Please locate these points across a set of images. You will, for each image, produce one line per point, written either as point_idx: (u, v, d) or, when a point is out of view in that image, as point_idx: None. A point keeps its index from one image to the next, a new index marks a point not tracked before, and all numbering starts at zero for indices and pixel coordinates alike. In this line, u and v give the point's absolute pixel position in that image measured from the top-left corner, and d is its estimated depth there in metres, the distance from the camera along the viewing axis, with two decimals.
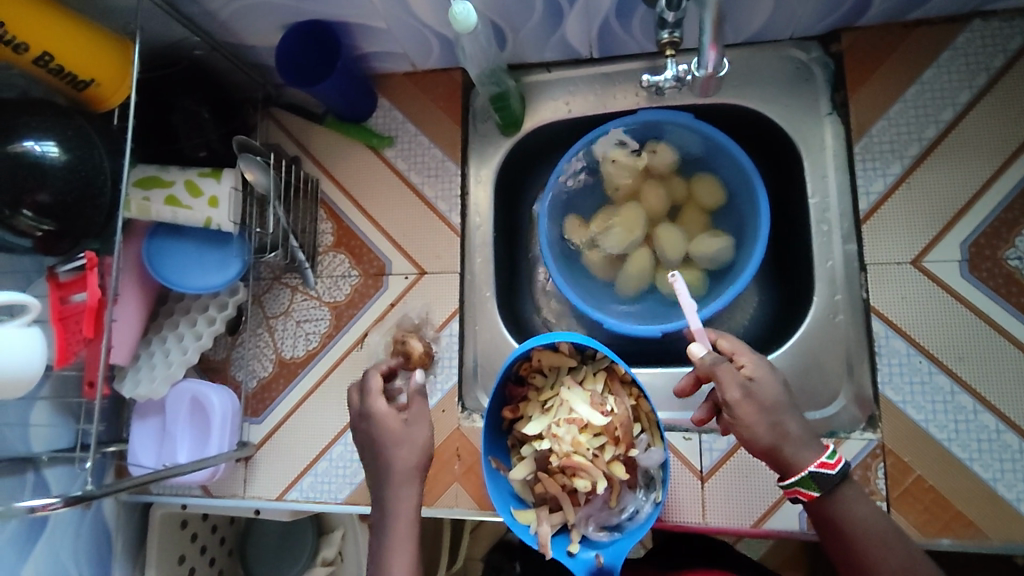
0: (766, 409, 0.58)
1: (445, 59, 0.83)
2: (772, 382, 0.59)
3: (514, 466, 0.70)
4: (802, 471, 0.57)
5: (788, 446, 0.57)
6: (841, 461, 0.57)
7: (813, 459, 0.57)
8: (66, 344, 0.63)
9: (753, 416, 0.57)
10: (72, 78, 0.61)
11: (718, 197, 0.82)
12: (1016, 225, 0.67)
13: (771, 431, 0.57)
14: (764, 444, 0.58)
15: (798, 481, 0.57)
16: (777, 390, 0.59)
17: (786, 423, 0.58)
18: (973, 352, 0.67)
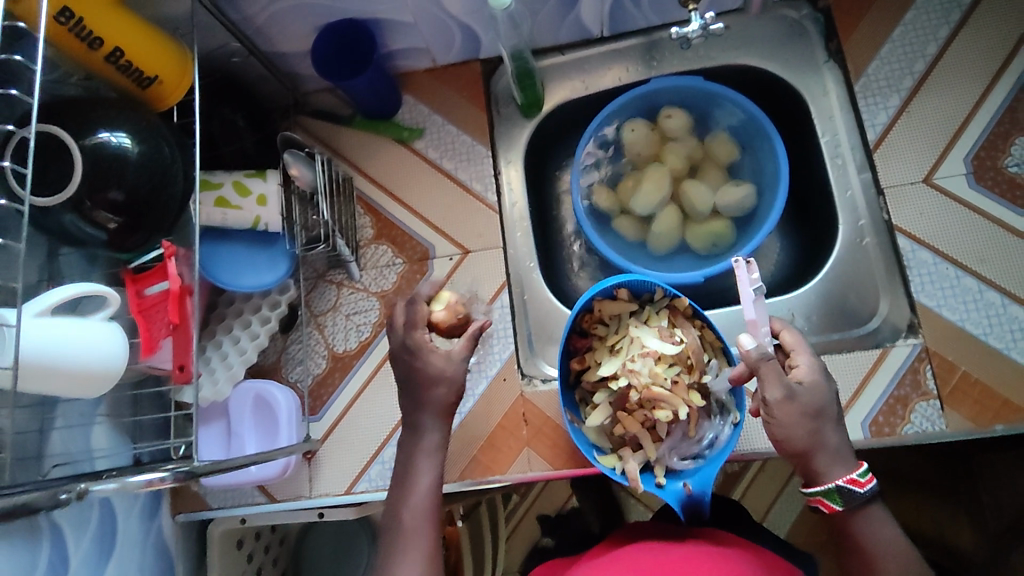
0: (809, 416, 0.60)
1: (467, 50, 0.89)
2: (819, 391, 0.62)
3: (588, 416, 0.72)
4: (826, 485, 0.60)
5: (818, 459, 0.60)
6: (871, 481, 0.60)
7: (844, 475, 0.60)
8: (150, 336, 0.63)
9: (794, 418, 0.60)
10: (138, 74, 0.64)
11: (733, 151, 0.89)
12: (1009, 135, 0.76)
13: (807, 434, 0.60)
14: (796, 448, 0.61)
15: (820, 493, 0.61)
16: (823, 399, 0.61)
17: (824, 433, 0.61)
18: (991, 253, 0.74)
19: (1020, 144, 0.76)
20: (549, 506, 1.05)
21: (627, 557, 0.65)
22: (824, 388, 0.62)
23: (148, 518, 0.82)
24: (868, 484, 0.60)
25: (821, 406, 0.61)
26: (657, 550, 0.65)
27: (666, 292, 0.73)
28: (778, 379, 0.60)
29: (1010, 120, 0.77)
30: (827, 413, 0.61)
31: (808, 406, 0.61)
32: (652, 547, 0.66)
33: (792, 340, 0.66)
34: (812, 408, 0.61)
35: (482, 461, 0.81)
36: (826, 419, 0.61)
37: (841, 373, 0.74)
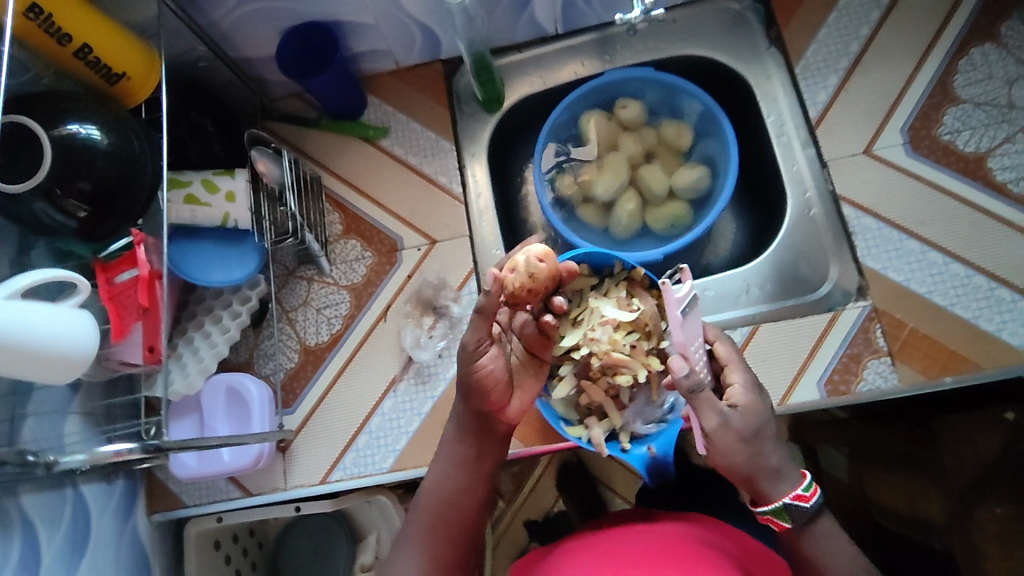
0: (748, 441, 0.62)
1: (427, 51, 0.92)
2: (755, 413, 0.63)
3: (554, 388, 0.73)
4: (773, 502, 0.62)
5: (763, 480, 0.62)
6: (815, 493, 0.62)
7: (789, 492, 0.62)
8: (120, 321, 0.65)
9: (732, 445, 0.62)
10: (107, 70, 0.66)
11: (687, 137, 0.93)
12: (940, 107, 0.81)
13: (747, 459, 0.62)
14: (742, 473, 0.62)
15: (768, 510, 0.63)
16: (759, 418, 0.63)
17: (767, 455, 0.62)
18: (930, 216, 0.78)
19: (951, 114, 0.80)
20: (535, 510, 0.99)
21: (606, 546, 0.64)
22: (760, 408, 0.64)
23: (123, 517, 0.82)
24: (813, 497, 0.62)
25: (758, 428, 0.62)
26: (636, 538, 0.65)
27: (625, 265, 0.75)
28: (712, 408, 0.61)
29: (940, 93, 0.81)
30: (766, 435, 0.63)
31: (744, 431, 0.62)
32: (630, 536, 0.65)
33: (726, 352, 0.69)
34: (750, 432, 0.62)
35: None
36: (768, 440, 0.63)
37: (796, 338, 0.77)
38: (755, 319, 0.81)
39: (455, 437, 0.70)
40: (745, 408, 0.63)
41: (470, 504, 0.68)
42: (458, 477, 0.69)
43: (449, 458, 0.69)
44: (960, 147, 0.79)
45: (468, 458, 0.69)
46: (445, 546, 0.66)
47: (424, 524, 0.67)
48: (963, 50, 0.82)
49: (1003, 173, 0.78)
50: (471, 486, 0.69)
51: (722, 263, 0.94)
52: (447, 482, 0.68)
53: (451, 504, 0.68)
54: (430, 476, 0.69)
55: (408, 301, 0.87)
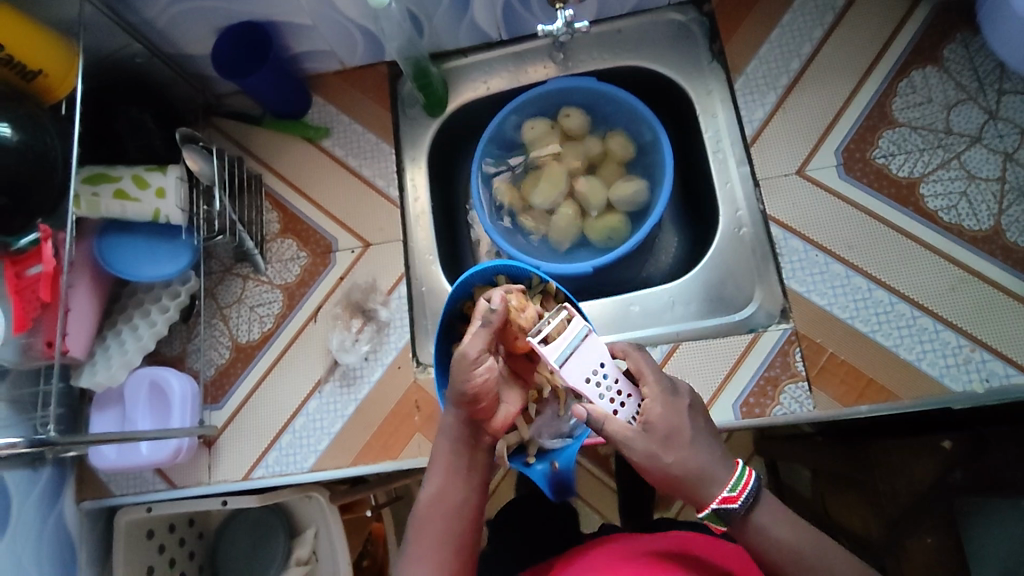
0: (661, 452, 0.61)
1: (371, 53, 0.92)
2: (665, 421, 0.62)
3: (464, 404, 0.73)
4: (704, 509, 0.60)
5: (690, 486, 0.60)
6: (743, 492, 0.59)
7: (717, 495, 0.60)
8: (23, 313, 0.66)
9: (646, 464, 0.61)
10: (22, 68, 0.67)
11: (629, 149, 0.91)
12: (876, 129, 0.79)
13: (665, 471, 0.61)
14: (668, 485, 0.61)
15: (705, 516, 0.61)
16: (672, 425, 0.62)
17: (687, 459, 0.60)
18: (857, 240, 0.77)
19: (887, 137, 0.79)
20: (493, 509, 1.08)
21: (592, 569, 0.62)
22: (672, 414, 0.62)
23: (48, 505, 0.84)
24: (742, 496, 0.60)
25: (670, 435, 0.61)
26: (625, 558, 0.62)
27: (541, 278, 0.75)
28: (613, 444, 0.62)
29: (878, 114, 0.80)
30: (681, 439, 0.61)
31: (654, 446, 0.61)
32: (619, 556, 0.63)
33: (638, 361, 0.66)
34: (661, 443, 0.61)
35: (375, 445, 0.83)
36: (687, 444, 0.61)
37: (715, 357, 0.77)
38: (678, 336, 0.81)
39: (449, 449, 0.68)
40: (656, 420, 0.62)
41: (467, 518, 0.66)
42: (454, 489, 0.66)
43: (442, 469, 0.67)
44: (894, 171, 0.78)
45: (463, 470, 0.67)
46: (448, 562, 0.63)
47: (427, 542, 0.63)
48: (903, 72, 0.80)
49: (935, 200, 0.77)
50: (468, 498, 0.67)
51: (660, 276, 0.94)
52: (441, 495, 0.66)
53: (450, 518, 0.65)
54: (425, 491, 0.67)
55: (338, 304, 0.87)
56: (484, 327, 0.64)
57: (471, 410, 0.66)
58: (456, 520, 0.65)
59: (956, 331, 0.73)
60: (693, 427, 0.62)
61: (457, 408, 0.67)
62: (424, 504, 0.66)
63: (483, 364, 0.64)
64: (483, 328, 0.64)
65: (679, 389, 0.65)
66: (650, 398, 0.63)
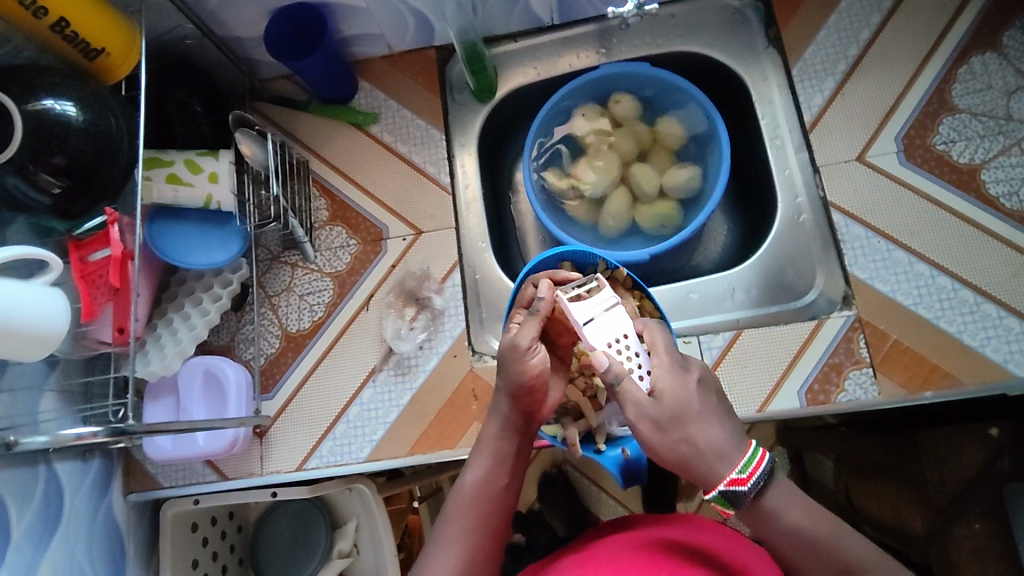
0: (665, 429, 0.58)
1: (420, 37, 0.91)
2: (673, 395, 0.59)
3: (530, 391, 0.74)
4: (711, 490, 0.57)
5: (697, 465, 0.57)
6: (753, 474, 0.56)
7: (726, 478, 0.56)
8: (91, 301, 0.64)
9: (652, 436, 0.58)
10: (85, 45, 0.66)
11: (680, 136, 0.92)
12: (937, 115, 0.79)
13: (671, 447, 0.58)
14: (672, 463, 0.58)
15: (713, 498, 0.57)
16: (678, 398, 0.59)
17: (694, 436, 0.57)
18: (920, 227, 0.77)
19: (947, 123, 0.79)
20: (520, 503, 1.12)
21: (605, 556, 0.69)
22: (681, 388, 0.60)
23: (98, 497, 0.82)
24: (751, 478, 0.56)
25: (676, 410, 0.58)
26: (637, 548, 0.68)
27: (607, 264, 0.77)
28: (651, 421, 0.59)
29: (937, 101, 0.80)
30: (689, 416, 0.58)
31: (660, 419, 0.58)
32: (631, 546, 0.69)
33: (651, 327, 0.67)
34: (668, 416, 0.58)
35: (432, 435, 0.82)
36: (697, 420, 0.58)
37: (779, 344, 0.77)
38: (738, 324, 0.82)
39: (499, 435, 0.69)
40: (662, 391, 0.59)
41: (506, 504, 0.67)
42: (499, 475, 0.67)
43: (489, 453, 0.68)
44: (955, 157, 0.78)
45: (510, 457, 0.69)
46: (482, 544, 0.64)
47: (465, 523, 0.64)
48: (963, 58, 0.80)
49: (996, 186, 0.77)
50: (510, 484, 0.68)
51: (710, 265, 0.94)
52: (486, 478, 0.67)
53: (491, 503, 0.66)
54: (469, 474, 0.67)
55: (391, 292, 0.86)
56: (532, 315, 0.69)
57: (528, 399, 0.68)
58: (498, 506, 0.66)
59: (1020, 318, 0.73)
60: (702, 404, 0.59)
61: (531, 390, 0.68)
62: (468, 487, 0.66)
63: (534, 353, 0.67)
64: (531, 318, 0.69)
65: (690, 365, 0.62)
66: (659, 369, 0.61)
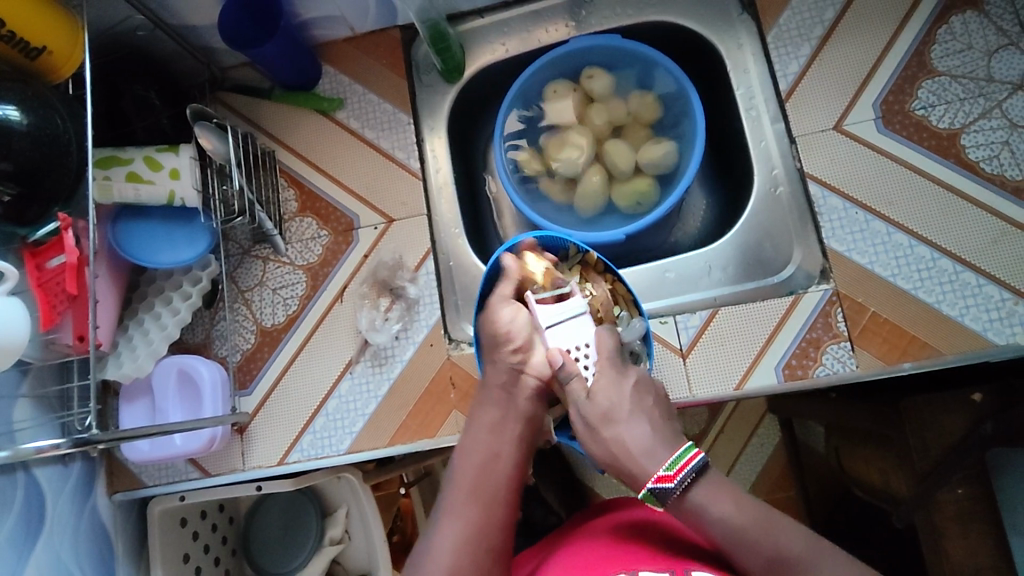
0: (597, 430, 0.64)
1: (383, 17, 0.88)
2: (605, 397, 0.65)
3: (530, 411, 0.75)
4: (642, 487, 0.61)
5: (626, 463, 0.62)
6: (678, 472, 0.59)
7: (653, 475, 0.60)
8: (50, 309, 0.63)
9: (587, 433, 0.65)
10: (24, 45, 0.64)
11: (655, 110, 0.89)
12: (916, 79, 0.77)
13: (603, 444, 0.64)
14: (604, 458, 0.64)
15: (643, 496, 0.61)
16: (611, 400, 0.64)
17: (622, 436, 0.63)
18: (899, 196, 0.75)
19: (927, 87, 0.77)
20: None
21: (592, 540, 0.69)
22: (616, 392, 0.65)
23: (82, 499, 0.81)
24: (678, 475, 0.59)
25: (607, 412, 0.64)
26: (624, 531, 0.68)
27: (579, 249, 0.76)
28: (614, 392, 0.65)
29: (916, 64, 0.77)
30: (617, 417, 0.63)
31: (591, 419, 0.65)
32: (615, 531, 0.69)
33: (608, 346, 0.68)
34: (599, 417, 0.64)
35: (411, 425, 0.81)
36: (626, 422, 0.63)
37: (755, 322, 0.76)
38: (715, 302, 0.81)
39: (485, 406, 0.70)
40: (598, 391, 0.65)
41: (504, 475, 0.67)
42: (492, 449, 0.68)
43: (481, 424, 0.69)
44: (934, 122, 0.76)
45: (504, 427, 0.69)
46: (477, 512, 0.65)
47: (458, 490, 0.66)
48: (943, 18, 0.78)
49: (976, 151, 0.74)
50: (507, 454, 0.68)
51: (689, 241, 0.92)
52: (478, 449, 0.68)
53: (484, 473, 0.67)
54: (462, 446, 0.69)
55: (364, 282, 0.85)
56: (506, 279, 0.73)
57: None
58: (489, 480, 0.67)
59: (998, 285, 0.71)
60: (632, 409, 0.64)
61: None
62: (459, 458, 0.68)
63: (507, 307, 0.72)
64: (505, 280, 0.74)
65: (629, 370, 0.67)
66: (601, 370, 0.67)
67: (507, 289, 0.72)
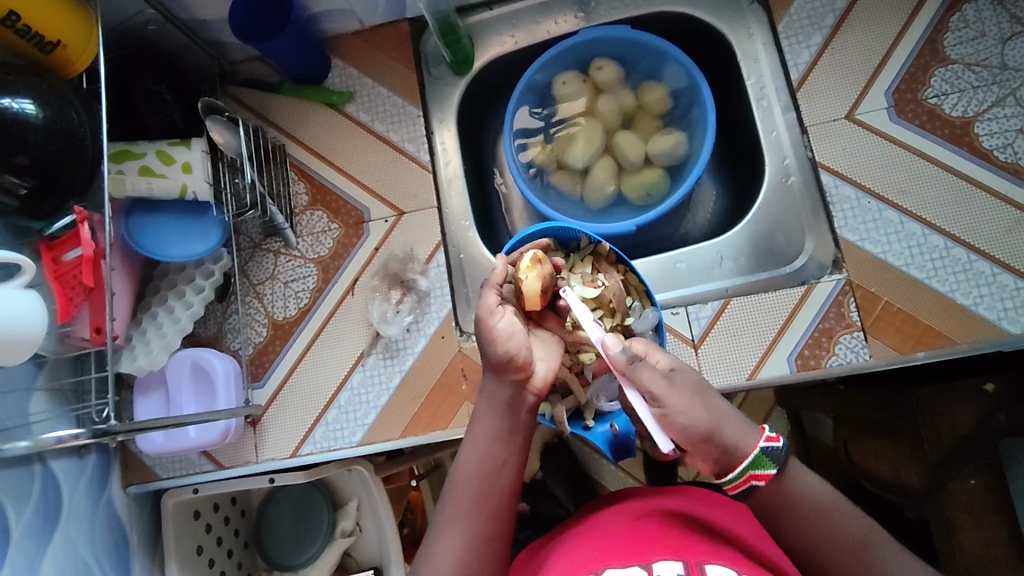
0: (694, 399, 0.58)
1: (392, 10, 0.88)
2: (689, 372, 0.60)
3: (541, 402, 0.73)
4: (751, 451, 0.57)
5: (724, 434, 0.57)
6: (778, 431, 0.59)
7: (758, 438, 0.58)
8: (67, 302, 0.64)
9: (683, 402, 0.57)
10: (39, 39, 0.64)
11: (665, 100, 0.89)
12: (928, 67, 0.76)
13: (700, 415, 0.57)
14: (702, 431, 0.57)
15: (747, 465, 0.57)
16: (693, 376, 0.60)
17: (718, 404, 0.59)
18: (911, 186, 0.75)
19: (940, 75, 0.76)
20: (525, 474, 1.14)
21: (604, 527, 0.69)
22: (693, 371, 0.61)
23: (97, 492, 0.82)
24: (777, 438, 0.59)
25: (700, 384, 0.59)
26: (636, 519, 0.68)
27: (590, 240, 0.76)
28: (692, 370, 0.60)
29: (929, 52, 0.77)
30: (707, 390, 0.59)
31: (684, 387, 0.58)
32: (627, 516, 0.69)
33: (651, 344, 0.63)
34: (692, 388, 0.59)
35: (423, 417, 0.81)
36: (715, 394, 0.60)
37: (768, 312, 0.76)
38: (727, 293, 0.81)
39: (490, 413, 0.65)
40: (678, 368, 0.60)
41: (511, 483, 0.64)
42: (495, 454, 0.64)
43: (484, 436, 0.64)
44: (947, 111, 0.76)
45: (511, 435, 0.65)
46: (485, 524, 0.62)
47: (464, 504, 0.62)
48: (955, 6, 0.77)
49: (990, 139, 0.74)
50: (514, 462, 0.64)
51: (700, 232, 0.92)
52: (482, 459, 0.63)
53: (492, 484, 0.63)
54: (466, 456, 0.64)
55: (375, 274, 0.85)
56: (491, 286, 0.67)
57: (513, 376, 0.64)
58: (493, 489, 0.63)
59: (1013, 274, 0.71)
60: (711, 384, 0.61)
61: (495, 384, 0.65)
62: (464, 470, 0.63)
63: (501, 316, 0.64)
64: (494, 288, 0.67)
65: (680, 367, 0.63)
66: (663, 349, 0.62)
67: (497, 298, 0.65)
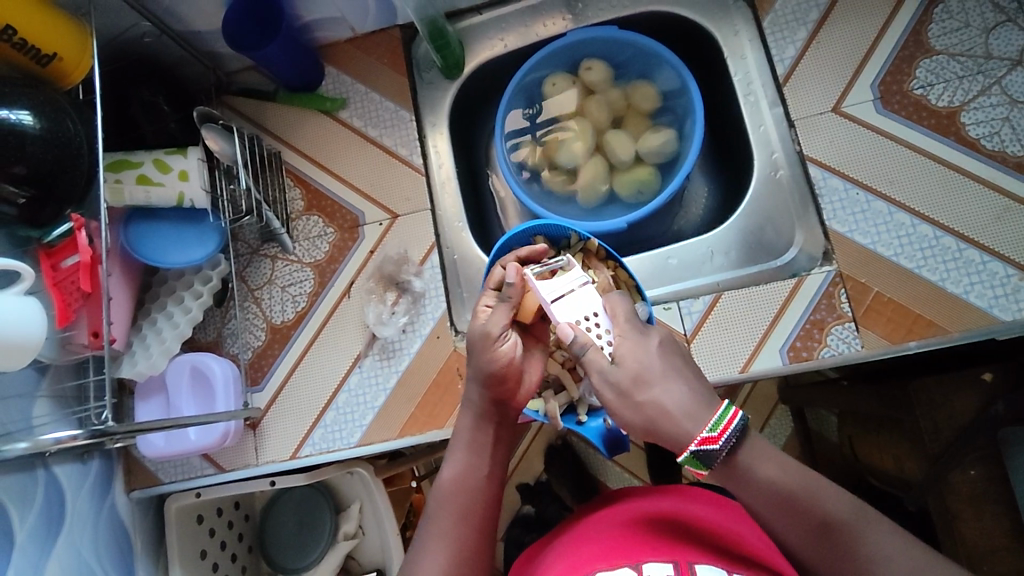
0: (628, 393, 0.58)
1: (383, 16, 0.89)
2: (634, 359, 0.60)
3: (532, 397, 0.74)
4: (683, 452, 0.57)
5: (665, 428, 0.57)
6: (723, 434, 0.55)
7: (697, 437, 0.56)
8: (66, 308, 0.66)
9: (622, 403, 0.59)
10: (36, 52, 0.66)
11: (654, 99, 0.90)
12: (913, 59, 0.77)
13: (649, 415, 0.58)
14: (641, 426, 0.58)
15: (685, 460, 0.57)
16: (640, 362, 0.60)
17: (659, 399, 0.58)
18: (899, 176, 0.75)
19: (924, 67, 0.77)
20: (526, 475, 1.15)
21: (599, 526, 0.69)
22: (642, 352, 0.60)
23: (100, 498, 0.83)
24: (723, 437, 0.56)
25: (638, 373, 0.59)
26: (630, 518, 0.68)
27: (580, 236, 0.77)
28: (634, 352, 0.60)
29: (913, 44, 0.77)
30: (651, 378, 0.59)
31: (621, 384, 0.59)
32: (621, 517, 0.69)
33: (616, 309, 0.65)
34: (629, 379, 0.59)
35: (420, 416, 0.82)
36: (661, 382, 0.58)
37: (759, 305, 0.76)
38: (718, 287, 0.81)
39: (471, 427, 0.67)
40: (623, 356, 0.60)
41: (489, 495, 0.65)
42: (477, 468, 0.65)
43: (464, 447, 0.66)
44: (933, 101, 0.76)
45: (487, 447, 0.67)
46: (471, 537, 0.62)
47: (447, 516, 0.63)
48: None
49: (976, 128, 0.74)
50: (492, 476, 0.66)
51: (692, 228, 0.93)
52: (463, 471, 0.65)
53: (474, 497, 0.64)
54: (444, 473, 0.66)
55: (371, 277, 0.86)
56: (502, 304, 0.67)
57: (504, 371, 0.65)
58: (475, 500, 0.64)
59: (1003, 261, 0.71)
60: (664, 366, 0.59)
61: (486, 379, 0.66)
62: (446, 486, 0.64)
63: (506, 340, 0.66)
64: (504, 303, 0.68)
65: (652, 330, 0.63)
66: (622, 336, 0.62)
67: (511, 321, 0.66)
